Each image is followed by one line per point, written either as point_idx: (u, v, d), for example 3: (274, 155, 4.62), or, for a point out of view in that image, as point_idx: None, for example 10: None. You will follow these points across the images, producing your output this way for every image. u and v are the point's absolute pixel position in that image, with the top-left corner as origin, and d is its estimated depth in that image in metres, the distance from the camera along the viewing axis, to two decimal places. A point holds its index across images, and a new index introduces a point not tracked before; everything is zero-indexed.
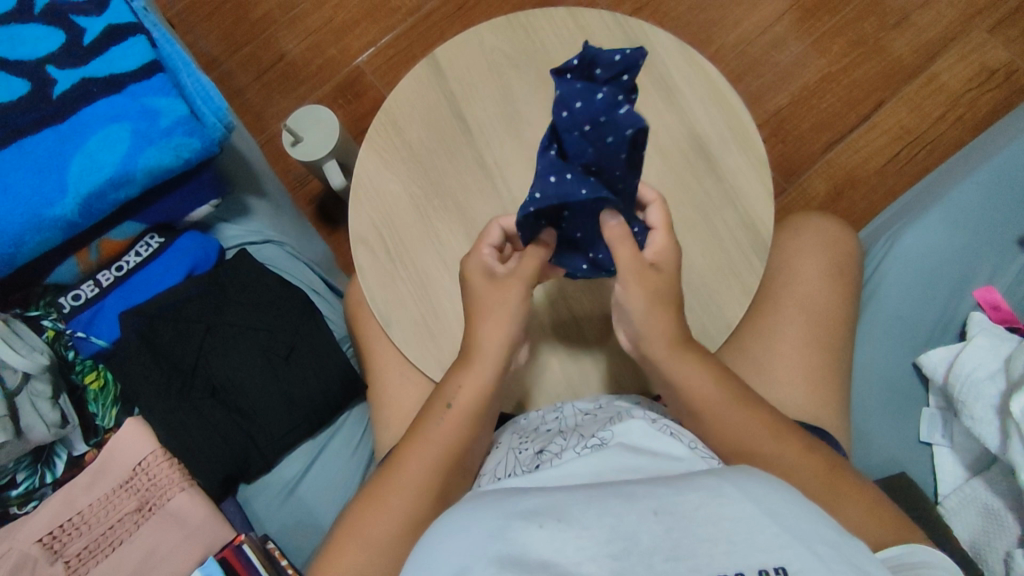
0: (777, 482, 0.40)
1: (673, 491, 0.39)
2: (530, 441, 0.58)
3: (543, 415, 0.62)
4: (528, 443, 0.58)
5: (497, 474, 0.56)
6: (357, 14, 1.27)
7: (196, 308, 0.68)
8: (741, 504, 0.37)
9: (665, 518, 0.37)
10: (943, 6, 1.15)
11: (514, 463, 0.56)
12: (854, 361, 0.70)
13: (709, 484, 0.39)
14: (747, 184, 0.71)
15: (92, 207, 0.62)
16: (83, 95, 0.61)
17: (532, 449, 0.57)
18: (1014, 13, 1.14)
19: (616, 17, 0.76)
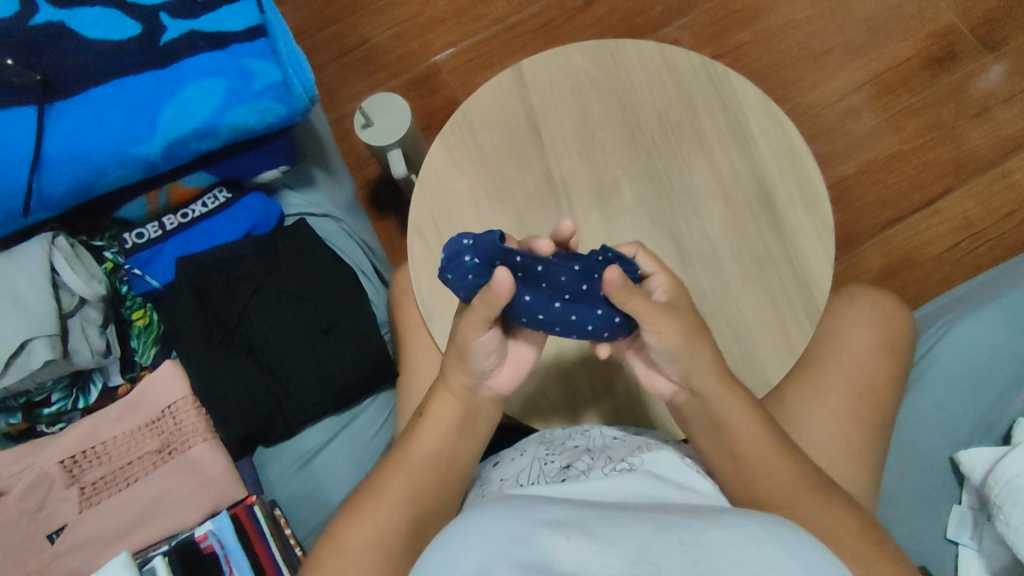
0: (806, 532, 0.40)
1: (701, 523, 0.39)
2: (561, 458, 0.58)
3: (570, 433, 0.62)
4: (557, 458, 0.58)
5: (519, 481, 0.57)
6: (445, 14, 1.30)
7: (249, 267, 0.70)
8: (769, 550, 0.36)
9: (689, 546, 0.37)
10: None
11: (538, 474, 0.57)
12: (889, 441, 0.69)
13: (739, 523, 0.39)
14: (808, 246, 0.70)
15: (174, 151, 0.64)
16: (188, 47, 0.63)
17: (559, 466, 0.57)
18: None
19: (703, 61, 0.77)
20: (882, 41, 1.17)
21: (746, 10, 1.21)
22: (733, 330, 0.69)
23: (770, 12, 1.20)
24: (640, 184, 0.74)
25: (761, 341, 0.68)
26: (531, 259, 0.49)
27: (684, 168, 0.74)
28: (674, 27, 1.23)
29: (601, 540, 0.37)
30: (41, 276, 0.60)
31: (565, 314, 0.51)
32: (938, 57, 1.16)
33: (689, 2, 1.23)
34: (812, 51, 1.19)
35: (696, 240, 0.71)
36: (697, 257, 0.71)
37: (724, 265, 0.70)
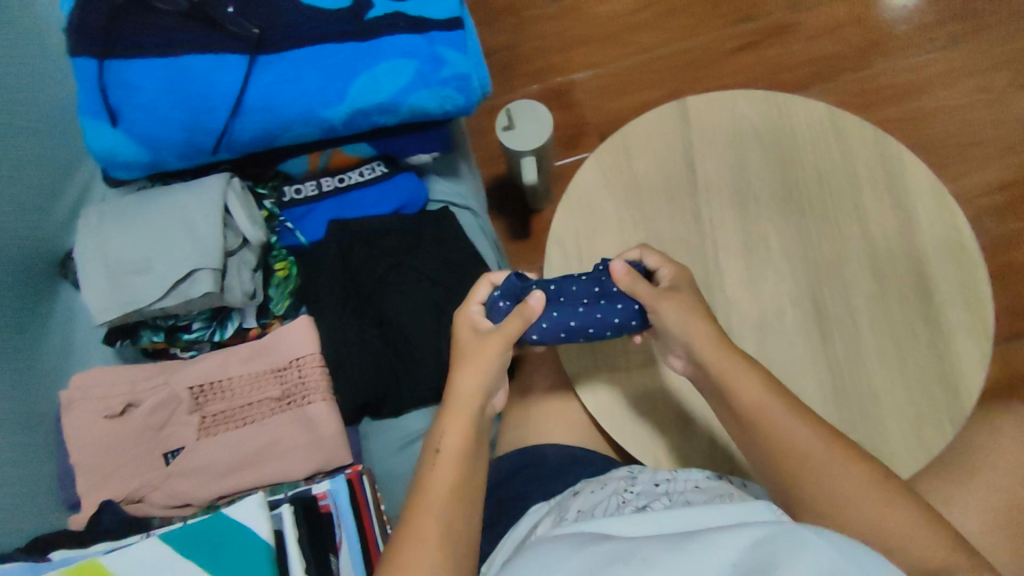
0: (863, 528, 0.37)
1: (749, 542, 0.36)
2: (638, 497, 0.57)
3: (656, 473, 0.61)
4: (635, 496, 0.57)
5: (596, 513, 0.56)
6: (589, 36, 1.32)
7: (392, 243, 0.72)
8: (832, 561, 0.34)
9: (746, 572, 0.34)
10: None
11: (614, 509, 0.56)
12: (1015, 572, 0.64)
13: (791, 535, 0.36)
14: (960, 343, 0.66)
15: (355, 119, 0.66)
16: (390, 25, 0.65)
17: (636, 504, 0.56)
18: None
19: (878, 131, 0.74)
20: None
21: (899, 86, 1.20)
22: (863, 412, 0.66)
23: (922, 94, 1.19)
24: (790, 241, 0.72)
25: (893, 431, 0.65)
26: (546, 282, 0.60)
27: (839, 236, 0.71)
28: (817, 91, 1.24)
29: (669, 567, 0.35)
30: (216, 211, 0.63)
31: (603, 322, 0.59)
32: None
33: (839, 68, 1.24)
34: (955, 139, 1.16)
35: (839, 310, 0.69)
36: (838, 328, 0.68)
37: (864, 342, 0.68)
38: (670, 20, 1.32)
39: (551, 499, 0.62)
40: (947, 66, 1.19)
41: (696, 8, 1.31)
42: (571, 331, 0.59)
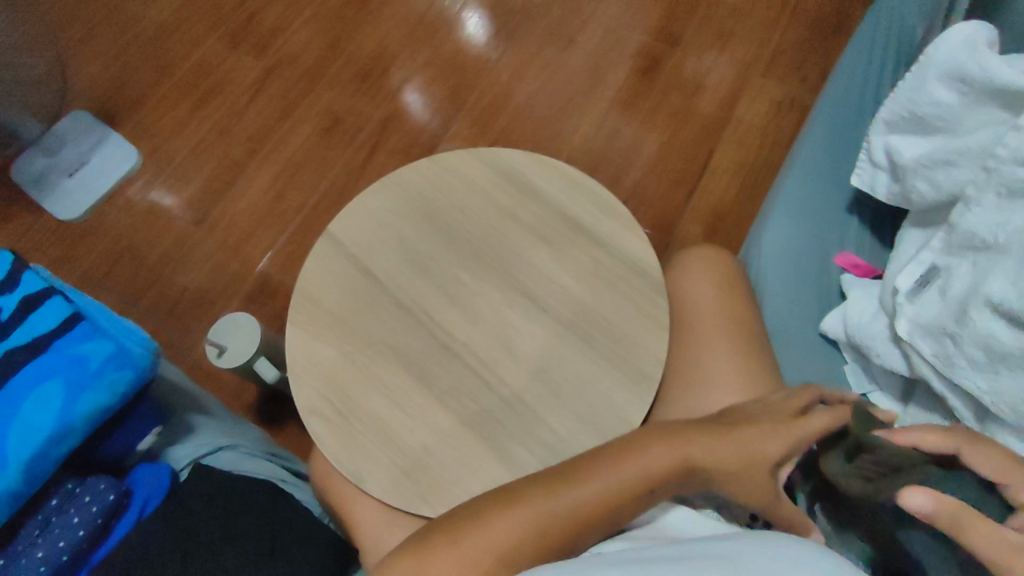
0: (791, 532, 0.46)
1: None
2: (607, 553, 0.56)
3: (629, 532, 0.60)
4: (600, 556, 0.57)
5: None
6: (193, 242, 1.36)
7: (167, 542, 0.67)
8: None
9: None
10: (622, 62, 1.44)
11: None
12: (774, 332, 0.77)
13: None
14: (625, 242, 0.81)
15: (35, 469, 0.61)
16: (11, 367, 0.63)
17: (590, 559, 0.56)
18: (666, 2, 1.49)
19: (472, 151, 0.88)
20: (459, 111, 1.43)
21: (417, 127, 1.42)
22: (613, 339, 0.76)
23: (510, 95, 1.43)
24: (475, 267, 0.81)
25: (637, 331, 0.76)
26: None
27: (503, 237, 0.83)
28: (446, 142, 1.40)
29: None
30: None
31: (90, 513, 0.65)
32: (646, 67, 1.43)
33: (445, 120, 1.42)
34: (478, 118, 1.42)
35: (543, 286, 0.79)
36: (550, 294, 0.79)
37: (570, 288, 0.79)
38: (223, 192, 1.40)
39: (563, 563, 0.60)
40: (512, 67, 1.46)
41: (237, 168, 1.41)
42: (45, 559, 0.62)
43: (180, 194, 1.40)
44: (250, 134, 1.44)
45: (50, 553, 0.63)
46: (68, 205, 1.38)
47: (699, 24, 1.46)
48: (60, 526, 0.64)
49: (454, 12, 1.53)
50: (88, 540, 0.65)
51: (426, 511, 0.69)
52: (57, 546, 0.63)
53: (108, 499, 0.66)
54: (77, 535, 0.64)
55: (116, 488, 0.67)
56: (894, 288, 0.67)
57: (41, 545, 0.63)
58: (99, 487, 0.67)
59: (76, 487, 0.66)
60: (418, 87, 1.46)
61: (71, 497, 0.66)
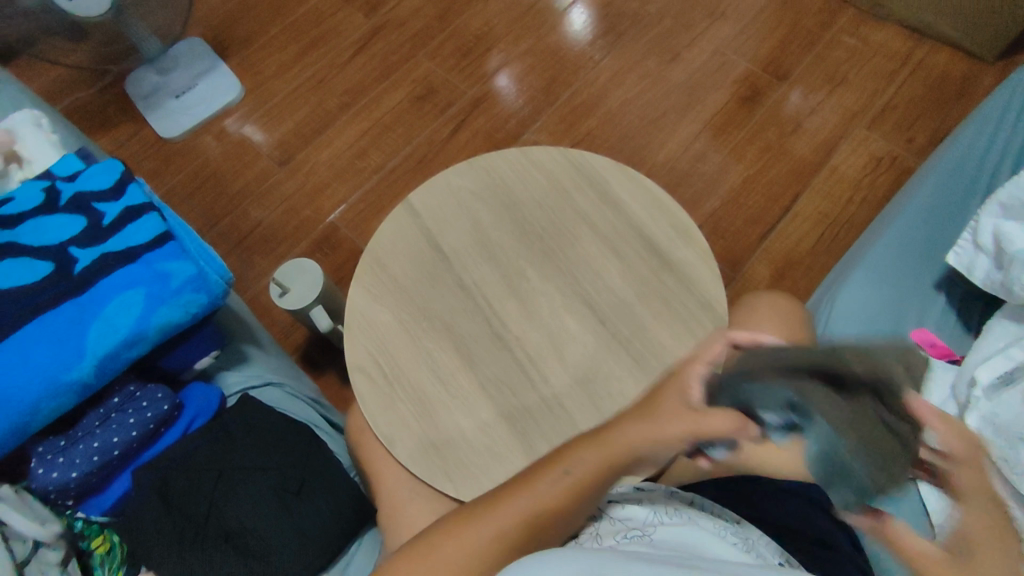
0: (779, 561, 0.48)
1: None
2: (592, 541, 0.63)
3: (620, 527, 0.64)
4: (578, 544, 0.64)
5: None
6: (274, 181, 1.41)
7: (206, 457, 0.71)
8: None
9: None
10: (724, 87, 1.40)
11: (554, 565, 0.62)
12: None
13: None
14: (696, 271, 0.79)
15: (105, 366, 0.65)
16: (102, 268, 0.67)
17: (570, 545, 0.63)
18: (780, 35, 1.45)
19: (561, 150, 0.89)
20: (550, 105, 1.43)
21: (506, 113, 1.43)
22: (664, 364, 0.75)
23: (604, 98, 1.42)
24: (541, 264, 0.82)
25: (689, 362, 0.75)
26: (55, 440, 0.67)
27: (574, 241, 0.83)
28: (531, 133, 1.41)
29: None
30: None
31: (144, 418, 0.69)
32: (747, 96, 1.39)
33: (535, 111, 1.42)
34: (568, 115, 1.41)
35: (604, 297, 0.79)
36: (610, 307, 0.79)
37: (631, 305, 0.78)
38: (311, 139, 1.44)
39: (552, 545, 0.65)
40: (612, 71, 1.44)
41: (328, 119, 1.46)
42: (99, 450, 0.67)
43: (271, 133, 1.46)
44: (346, 89, 1.48)
45: (103, 446, 0.67)
46: (169, 124, 1.46)
47: (812, 62, 1.41)
48: (115, 423, 0.68)
49: (565, 5, 1.52)
50: (139, 442, 0.70)
51: (447, 489, 0.71)
52: (111, 440, 0.68)
53: (162, 407, 0.71)
54: (129, 435, 0.68)
55: (171, 398, 0.71)
56: (972, 379, 0.67)
57: (97, 436, 0.67)
58: (156, 395, 0.71)
59: (137, 391, 0.71)
60: (516, 73, 1.46)
61: (130, 400, 0.70)
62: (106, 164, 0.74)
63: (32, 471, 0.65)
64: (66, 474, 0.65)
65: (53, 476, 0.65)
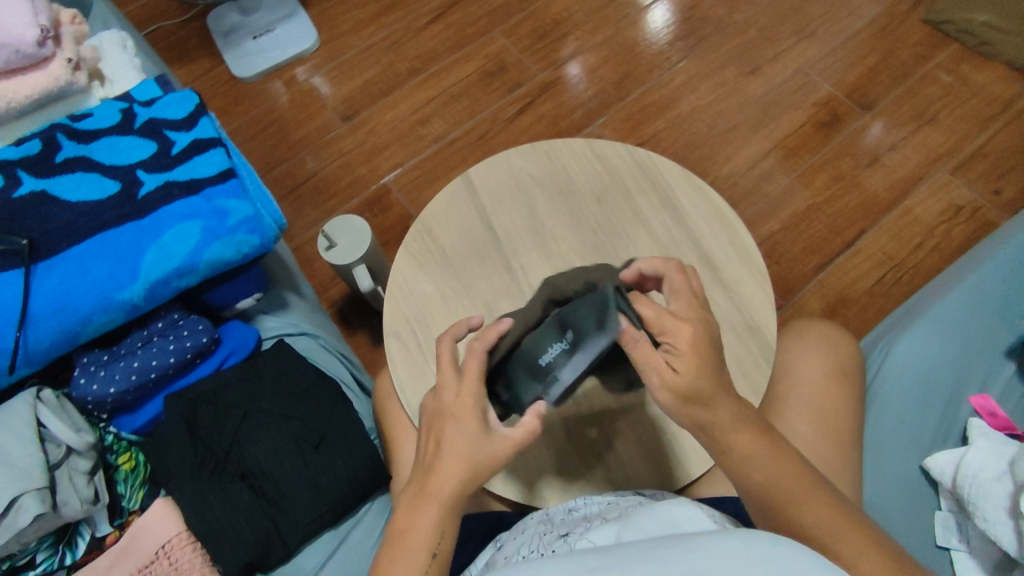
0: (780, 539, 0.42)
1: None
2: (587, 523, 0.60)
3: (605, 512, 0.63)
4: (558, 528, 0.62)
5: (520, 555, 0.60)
6: (335, 135, 1.42)
7: (236, 395, 0.72)
8: None
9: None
10: (804, 107, 1.35)
11: (539, 546, 0.60)
12: (869, 445, 0.73)
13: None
14: (749, 292, 0.76)
15: (155, 291, 0.67)
16: (164, 196, 0.68)
17: (559, 534, 0.60)
18: (873, 62, 1.38)
19: (628, 148, 0.86)
20: (620, 100, 1.40)
21: (574, 101, 1.40)
22: None
23: (676, 101, 1.38)
24: (592, 260, 0.80)
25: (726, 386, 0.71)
26: (100, 354, 0.69)
27: (628, 242, 0.81)
28: (596, 125, 1.38)
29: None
30: (28, 432, 0.61)
31: (184, 346, 0.71)
32: (826, 121, 1.34)
33: (604, 104, 1.39)
34: (637, 113, 1.38)
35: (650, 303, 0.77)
36: None
37: None
38: (377, 98, 1.44)
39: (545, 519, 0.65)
40: (689, 75, 1.40)
41: (397, 81, 1.46)
42: (137, 370, 0.69)
43: (340, 87, 1.46)
44: (419, 54, 1.48)
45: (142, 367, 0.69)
46: (243, 63, 1.48)
47: (902, 95, 1.34)
48: (157, 348, 0.70)
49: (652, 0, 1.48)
50: (176, 369, 0.71)
51: None
52: (150, 363, 0.69)
53: (203, 338, 0.72)
54: (168, 360, 0.70)
55: (211, 332, 0.72)
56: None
57: (137, 357, 0.69)
58: (198, 326, 0.72)
59: (181, 319, 0.72)
60: (590, 62, 1.43)
61: (175, 327, 0.72)
62: (182, 94, 0.75)
63: (74, 379, 0.67)
64: (105, 388, 0.67)
65: (93, 388, 0.67)
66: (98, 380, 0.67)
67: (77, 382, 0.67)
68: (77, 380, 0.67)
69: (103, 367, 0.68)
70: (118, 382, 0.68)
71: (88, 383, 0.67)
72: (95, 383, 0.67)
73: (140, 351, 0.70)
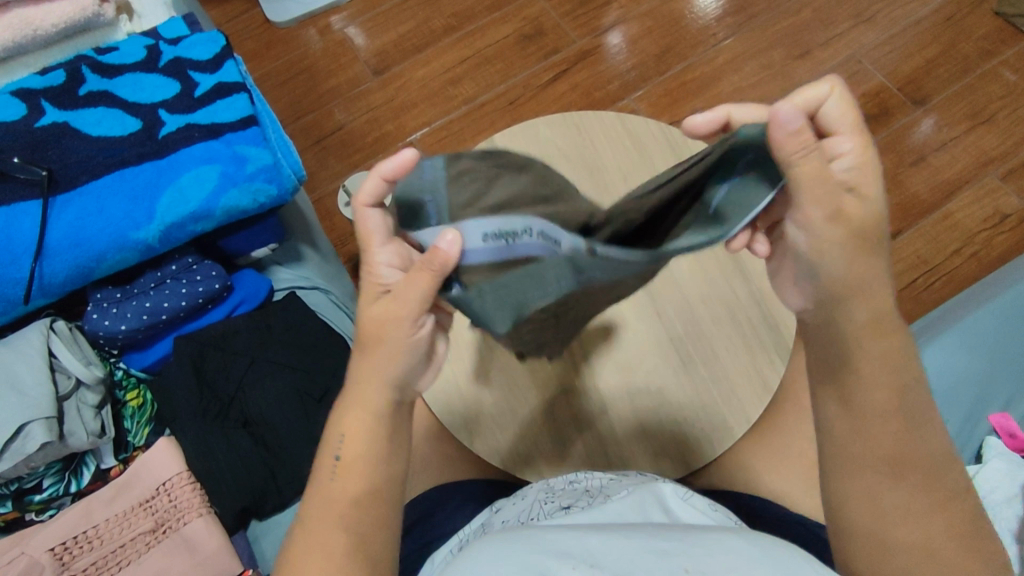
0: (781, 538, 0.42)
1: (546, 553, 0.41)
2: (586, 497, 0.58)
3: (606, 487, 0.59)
4: (557, 496, 0.59)
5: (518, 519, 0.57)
6: (364, 88, 1.39)
7: (244, 342, 0.73)
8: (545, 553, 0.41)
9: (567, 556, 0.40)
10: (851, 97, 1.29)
11: (537, 511, 0.58)
12: None
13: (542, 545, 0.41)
14: None
15: (170, 234, 0.67)
16: (184, 138, 0.68)
17: (559, 503, 0.58)
18: (932, 54, 1.30)
19: (661, 125, 0.83)
20: (660, 74, 1.34)
21: (612, 71, 1.36)
22: (712, 377, 0.68)
23: (718, 81, 1.32)
24: None
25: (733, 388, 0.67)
26: (113, 290, 0.69)
27: None
28: (631, 99, 1.34)
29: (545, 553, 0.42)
30: (40, 361, 0.62)
31: (195, 289, 0.71)
32: (874, 113, 1.27)
33: (642, 77, 1.35)
34: (676, 89, 1.33)
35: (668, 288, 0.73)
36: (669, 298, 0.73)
37: (694, 302, 0.71)
38: (410, 53, 1.41)
39: (543, 489, 0.62)
40: (735, 53, 1.34)
41: (432, 37, 1.42)
42: (149, 310, 0.69)
43: (373, 40, 1.43)
44: (456, 10, 1.44)
45: (153, 307, 0.69)
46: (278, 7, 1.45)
47: (959, 92, 1.27)
48: (169, 289, 0.70)
49: None
50: (186, 313, 0.72)
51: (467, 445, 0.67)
52: (162, 304, 0.70)
53: (216, 283, 0.72)
54: (179, 303, 0.70)
55: (222, 279, 0.72)
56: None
57: (149, 296, 0.70)
58: (210, 272, 0.72)
59: (195, 264, 0.72)
60: (632, 33, 1.38)
61: (188, 270, 0.72)
62: (209, 35, 0.74)
63: (87, 313, 0.69)
64: (116, 324, 0.68)
65: (105, 324, 0.68)
66: (110, 315, 0.68)
67: (90, 317, 0.68)
68: (90, 315, 0.68)
69: (116, 303, 0.69)
70: (128, 319, 0.69)
71: (100, 318, 0.68)
72: (107, 319, 0.68)
73: (153, 291, 0.70)
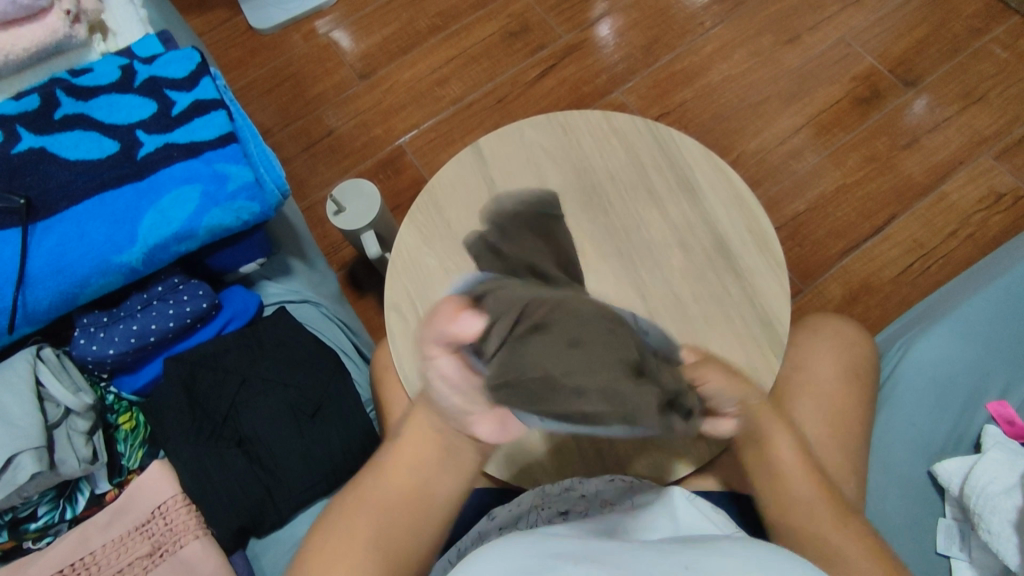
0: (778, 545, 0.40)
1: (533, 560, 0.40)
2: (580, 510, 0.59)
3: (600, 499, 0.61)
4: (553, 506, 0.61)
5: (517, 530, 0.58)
6: (350, 92, 1.38)
7: (234, 360, 0.73)
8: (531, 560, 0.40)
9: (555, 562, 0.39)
10: (842, 80, 1.28)
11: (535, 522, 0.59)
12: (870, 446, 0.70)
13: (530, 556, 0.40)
14: (764, 284, 0.73)
15: (154, 256, 0.66)
16: (164, 158, 0.67)
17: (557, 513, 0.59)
18: (923, 33, 1.29)
19: (647, 122, 0.82)
20: (648, 64, 1.33)
21: (600, 64, 1.34)
22: None
23: (707, 70, 1.31)
24: (602, 241, 0.77)
25: None
26: (100, 315, 0.69)
27: (640, 223, 0.78)
28: (621, 92, 1.32)
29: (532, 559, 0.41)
30: (27, 391, 0.62)
31: (182, 310, 0.70)
32: (865, 96, 1.26)
33: (631, 69, 1.33)
34: (665, 80, 1.32)
35: (659, 289, 0.74)
36: (661, 298, 0.74)
37: (684, 302, 0.74)
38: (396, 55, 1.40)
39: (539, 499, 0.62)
40: (723, 41, 1.33)
41: (417, 38, 1.41)
42: (135, 333, 0.69)
43: (358, 43, 1.42)
44: (441, 9, 1.42)
45: (140, 330, 0.69)
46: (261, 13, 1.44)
47: (951, 71, 1.26)
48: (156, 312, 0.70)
49: None
50: (175, 334, 0.71)
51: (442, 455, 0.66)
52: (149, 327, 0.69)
53: (204, 303, 0.72)
54: (167, 324, 0.70)
55: (208, 297, 0.72)
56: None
57: (136, 319, 0.69)
58: (196, 292, 0.71)
59: (182, 284, 0.72)
60: (619, 25, 1.36)
61: (174, 291, 0.71)
62: (185, 52, 0.73)
63: (75, 339, 0.69)
64: (104, 348, 0.68)
65: (92, 349, 0.68)
66: (97, 340, 0.68)
67: (79, 342, 0.68)
68: (79, 340, 0.68)
69: (104, 328, 0.69)
70: (115, 342, 0.68)
71: (88, 343, 0.68)
72: (94, 344, 0.68)
73: (139, 314, 0.70)
